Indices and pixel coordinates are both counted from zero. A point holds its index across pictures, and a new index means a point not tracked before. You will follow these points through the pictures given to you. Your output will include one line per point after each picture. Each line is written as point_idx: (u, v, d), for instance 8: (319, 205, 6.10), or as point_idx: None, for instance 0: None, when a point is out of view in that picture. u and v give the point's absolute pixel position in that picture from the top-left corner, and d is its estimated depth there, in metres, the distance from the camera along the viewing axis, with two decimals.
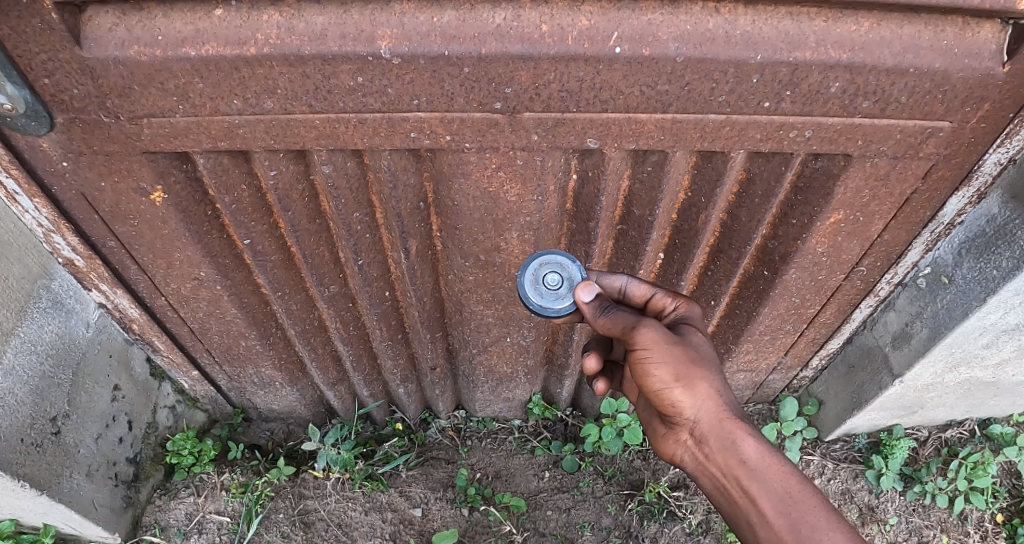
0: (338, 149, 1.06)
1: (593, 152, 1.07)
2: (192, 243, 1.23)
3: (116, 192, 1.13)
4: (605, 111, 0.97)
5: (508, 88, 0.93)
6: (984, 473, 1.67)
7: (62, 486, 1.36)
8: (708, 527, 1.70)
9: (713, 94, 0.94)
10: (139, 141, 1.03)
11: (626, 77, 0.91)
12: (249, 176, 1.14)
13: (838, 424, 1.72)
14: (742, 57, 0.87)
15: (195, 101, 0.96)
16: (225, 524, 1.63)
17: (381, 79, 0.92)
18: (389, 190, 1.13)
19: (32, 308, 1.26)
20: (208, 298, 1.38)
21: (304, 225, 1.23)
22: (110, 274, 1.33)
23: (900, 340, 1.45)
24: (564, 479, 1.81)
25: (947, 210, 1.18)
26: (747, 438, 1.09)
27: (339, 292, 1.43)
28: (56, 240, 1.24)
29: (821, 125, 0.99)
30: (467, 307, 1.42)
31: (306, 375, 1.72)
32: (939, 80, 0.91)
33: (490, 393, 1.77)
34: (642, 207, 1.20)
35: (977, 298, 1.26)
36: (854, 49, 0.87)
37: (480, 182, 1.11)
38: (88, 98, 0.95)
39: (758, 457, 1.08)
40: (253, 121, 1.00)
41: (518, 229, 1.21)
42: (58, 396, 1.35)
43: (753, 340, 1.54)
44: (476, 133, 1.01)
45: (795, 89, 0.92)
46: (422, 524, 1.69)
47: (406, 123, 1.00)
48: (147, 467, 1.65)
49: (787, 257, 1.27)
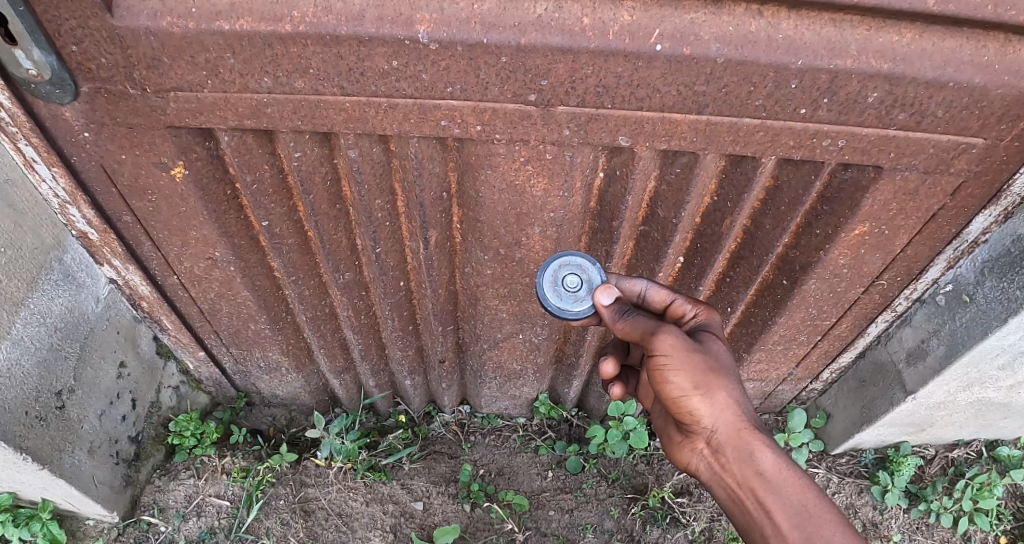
0: (365, 134, 1.05)
1: (623, 150, 1.06)
2: (209, 222, 1.22)
3: (136, 165, 1.11)
4: (640, 109, 0.96)
5: (544, 81, 0.92)
6: (990, 495, 1.68)
7: (63, 461, 1.34)
8: (711, 535, 1.69)
9: (750, 98, 0.92)
10: (164, 115, 1.01)
11: (665, 76, 0.90)
12: (272, 156, 1.12)
13: (845, 437, 1.72)
14: (783, 62, 0.86)
15: (225, 77, 0.94)
16: (224, 508, 1.61)
17: (416, 64, 0.90)
18: (414, 177, 1.12)
19: (44, 279, 1.24)
20: (221, 279, 1.36)
21: (324, 209, 1.22)
22: (123, 249, 1.31)
23: (915, 356, 1.45)
24: (567, 480, 1.81)
25: (972, 228, 1.18)
26: (765, 450, 1.07)
27: (353, 279, 1.41)
28: (72, 211, 1.22)
29: (855, 135, 0.98)
30: (482, 301, 1.41)
31: (312, 362, 1.71)
32: (977, 95, 0.90)
33: (497, 390, 1.76)
34: (666, 209, 1.19)
35: (998, 318, 1.25)
36: (895, 60, 0.86)
37: (507, 174, 1.10)
38: (116, 68, 0.93)
39: (774, 469, 1.06)
40: (282, 100, 0.98)
41: (541, 225, 1.20)
42: (64, 370, 1.33)
43: (766, 349, 1.54)
44: (508, 124, 1.00)
45: (833, 96, 0.91)
46: (424, 518, 1.68)
47: (437, 111, 0.99)
48: (148, 446, 1.63)
49: (808, 267, 1.26)
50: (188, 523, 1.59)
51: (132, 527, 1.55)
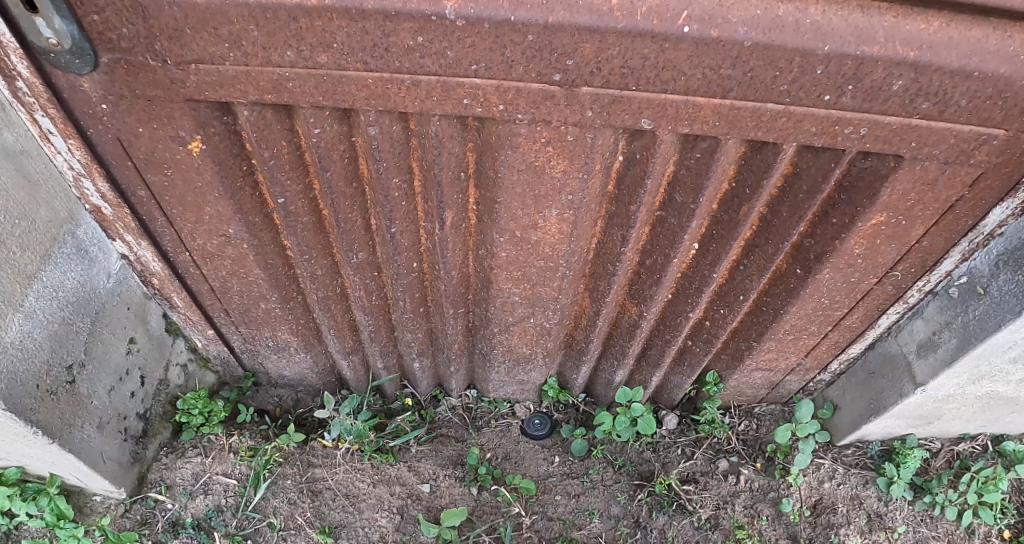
0: (386, 111, 1.04)
1: (645, 134, 1.06)
2: (224, 198, 1.21)
3: (153, 139, 1.11)
4: (664, 91, 0.95)
5: (569, 60, 0.91)
6: (994, 488, 1.69)
7: (73, 436, 1.34)
8: (716, 523, 1.70)
9: (775, 83, 0.92)
10: (184, 88, 1.00)
11: (691, 58, 0.89)
12: (290, 132, 1.11)
13: (852, 429, 1.73)
14: (809, 47, 0.85)
15: (248, 50, 0.93)
16: (231, 486, 1.61)
17: (442, 40, 0.89)
18: (433, 156, 1.11)
19: (57, 253, 1.25)
20: (234, 256, 1.36)
21: (340, 186, 1.21)
22: (136, 224, 1.30)
23: (925, 348, 1.46)
24: (574, 465, 1.82)
25: (989, 220, 1.18)
26: None
27: (367, 260, 1.41)
28: (86, 185, 1.21)
29: (878, 123, 0.98)
30: (495, 284, 1.41)
31: (321, 343, 1.71)
32: (1002, 86, 0.89)
33: (505, 374, 1.76)
34: (684, 194, 1.19)
35: (1011, 311, 1.25)
36: (921, 48, 0.85)
37: (527, 155, 1.10)
38: (137, 39, 0.92)
39: None
40: (305, 75, 0.97)
41: (558, 207, 1.20)
42: (75, 344, 1.33)
43: (776, 339, 1.54)
44: (530, 104, 0.99)
45: (858, 83, 0.91)
46: (431, 500, 1.69)
47: (460, 89, 0.98)
48: (156, 423, 1.63)
49: (823, 257, 1.27)
50: (195, 501, 1.58)
51: (139, 504, 1.55)
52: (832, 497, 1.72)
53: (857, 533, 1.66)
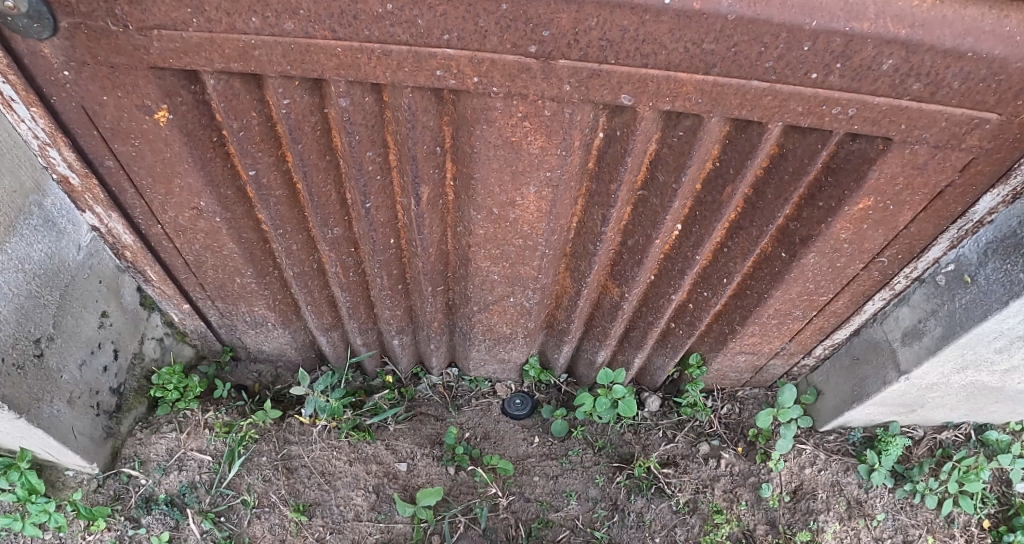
0: (357, 82, 1.00)
1: (625, 110, 1.02)
2: (194, 170, 1.18)
3: (118, 108, 1.06)
4: (644, 65, 0.91)
5: (546, 31, 0.86)
6: (975, 478, 1.70)
7: (41, 411, 1.33)
8: (695, 507, 1.70)
9: (760, 60, 0.87)
10: (147, 55, 0.95)
11: (672, 32, 0.84)
12: (260, 102, 1.07)
13: (834, 414, 1.72)
14: (797, 22, 0.80)
15: (210, 16, 0.88)
16: (206, 463, 1.61)
17: (412, 8, 0.84)
18: (407, 130, 1.07)
19: (22, 225, 1.23)
20: (206, 230, 1.33)
21: (313, 159, 1.17)
22: (106, 196, 1.27)
23: (910, 336, 1.44)
24: (554, 446, 1.82)
25: (979, 207, 1.15)
26: None
27: (343, 235, 1.38)
28: (52, 154, 1.18)
29: (866, 104, 0.93)
30: (474, 262, 1.39)
31: (299, 318, 1.68)
32: (996, 68, 0.84)
33: (486, 353, 1.75)
34: (667, 173, 1.16)
35: (997, 300, 1.23)
36: (913, 26, 0.80)
37: (504, 130, 1.06)
38: (95, 2, 0.87)
39: None
40: (271, 43, 0.92)
41: (537, 184, 1.17)
42: (43, 318, 1.32)
43: (760, 323, 1.53)
44: (506, 77, 0.95)
45: (847, 62, 0.85)
46: (407, 479, 1.70)
47: (433, 59, 0.93)
48: (130, 398, 1.63)
49: (808, 240, 1.24)
50: (168, 477, 1.58)
51: (112, 479, 1.56)
52: (812, 483, 1.72)
53: (835, 520, 1.66)
